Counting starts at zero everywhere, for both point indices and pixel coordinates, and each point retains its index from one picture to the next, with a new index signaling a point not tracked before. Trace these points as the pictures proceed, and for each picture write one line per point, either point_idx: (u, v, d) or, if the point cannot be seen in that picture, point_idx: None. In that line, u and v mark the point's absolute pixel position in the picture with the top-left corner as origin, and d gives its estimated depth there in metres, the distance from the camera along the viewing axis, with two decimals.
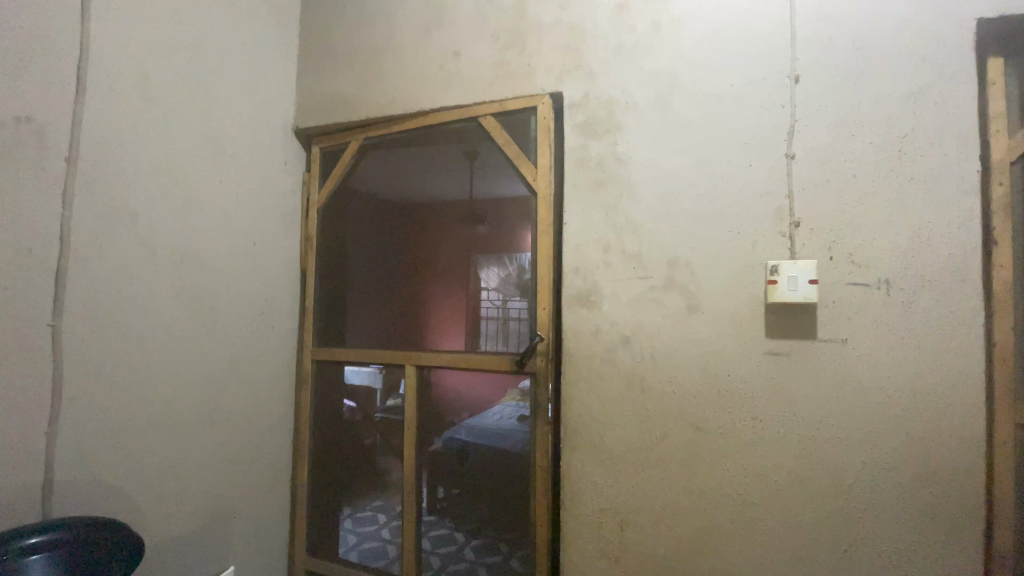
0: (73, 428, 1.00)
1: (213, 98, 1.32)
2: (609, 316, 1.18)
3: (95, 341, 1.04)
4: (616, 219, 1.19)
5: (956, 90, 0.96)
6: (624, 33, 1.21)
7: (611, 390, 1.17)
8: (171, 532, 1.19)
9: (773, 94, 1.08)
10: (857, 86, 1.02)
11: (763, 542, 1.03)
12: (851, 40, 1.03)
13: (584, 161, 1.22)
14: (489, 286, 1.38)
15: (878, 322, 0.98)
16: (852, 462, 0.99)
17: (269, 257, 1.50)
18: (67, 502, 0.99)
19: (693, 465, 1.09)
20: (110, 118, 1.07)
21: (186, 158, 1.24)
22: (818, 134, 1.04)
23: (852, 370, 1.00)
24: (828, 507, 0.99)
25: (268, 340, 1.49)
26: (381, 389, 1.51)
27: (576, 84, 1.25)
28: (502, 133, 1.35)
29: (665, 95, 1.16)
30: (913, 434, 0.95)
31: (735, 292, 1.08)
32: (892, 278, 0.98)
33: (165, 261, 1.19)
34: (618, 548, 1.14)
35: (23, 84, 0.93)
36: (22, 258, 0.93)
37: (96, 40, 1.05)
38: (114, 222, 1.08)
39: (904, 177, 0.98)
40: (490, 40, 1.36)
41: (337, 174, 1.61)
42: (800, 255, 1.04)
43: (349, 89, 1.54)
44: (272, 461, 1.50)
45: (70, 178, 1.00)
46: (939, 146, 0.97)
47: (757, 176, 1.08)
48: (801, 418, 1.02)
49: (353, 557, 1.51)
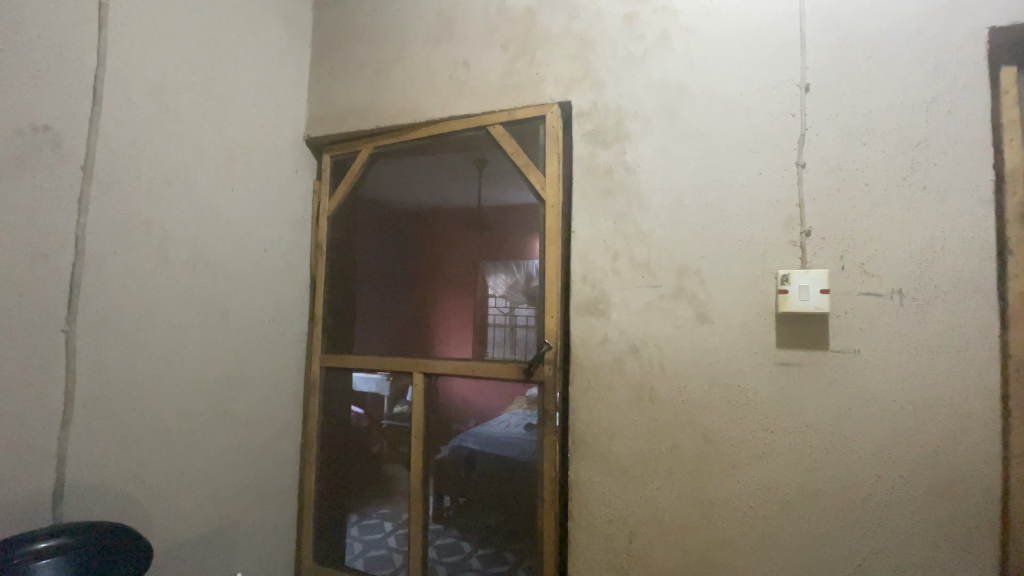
0: (84, 434, 1.01)
1: (227, 108, 1.34)
2: (617, 324, 1.17)
3: (109, 347, 1.06)
4: (625, 226, 1.18)
5: (969, 99, 0.95)
6: (634, 42, 1.21)
7: (620, 398, 1.16)
8: (180, 537, 1.20)
9: (783, 102, 1.07)
10: (868, 93, 1.02)
11: (774, 554, 1.01)
12: (863, 49, 1.03)
13: (593, 169, 1.23)
14: (497, 293, 1.40)
15: (890, 334, 0.97)
16: (867, 475, 0.97)
17: (280, 265, 1.52)
18: (77, 507, 0.99)
19: (703, 476, 1.07)
20: (125, 127, 1.09)
21: (199, 166, 1.26)
22: (828, 143, 1.04)
23: (866, 381, 0.98)
24: (841, 520, 0.98)
25: (277, 345, 1.50)
26: (389, 396, 1.51)
27: (585, 93, 1.25)
28: (511, 141, 1.36)
29: (674, 102, 1.16)
30: (928, 447, 0.94)
31: (746, 301, 1.07)
32: (904, 289, 0.97)
33: (178, 267, 1.21)
34: (626, 560, 1.12)
35: (40, 92, 0.95)
36: (38, 263, 0.94)
37: (112, 50, 1.07)
38: (128, 229, 1.10)
39: (916, 187, 0.97)
40: (500, 50, 1.37)
41: (347, 183, 1.62)
42: (811, 265, 1.03)
43: (360, 98, 1.55)
44: (281, 468, 1.50)
45: (85, 186, 1.02)
46: (952, 154, 0.95)
47: (766, 185, 1.08)
48: (812, 429, 1.00)
49: (358, 565, 1.50)
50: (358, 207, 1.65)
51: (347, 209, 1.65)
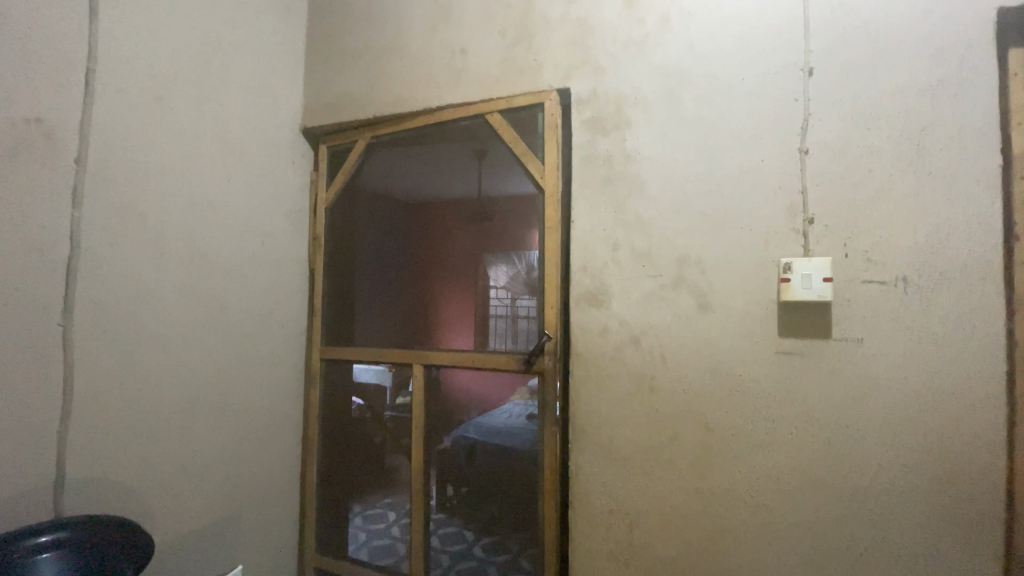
0: (85, 427, 1.01)
1: (222, 98, 1.33)
2: (617, 315, 1.16)
3: (108, 340, 1.05)
4: (624, 216, 1.17)
5: (976, 83, 0.93)
6: (634, 27, 1.19)
7: (620, 389, 1.15)
8: (183, 529, 1.21)
9: (786, 88, 1.05)
10: (872, 78, 0.99)
11: (775, 544, 1.01)
12: (867, 32, 1.00)
13: (592, 158, 1.21)
14: (498, 284, 1.38)
15: (894, 323, 0.96)
16: (869, 464, 0.96)
17: (279, 257, 1.51)
18: (79, 500, 1.00)
19: (703, 465, 1.07)
20: (120, 119, 1.08)
21: (195, 158, 1.25)
22: (832, 128, 1.02)
23: (868, 370, 0.97)
24: (841, 510, 0.97)
25: (276, 338, 1.49)
26: (391, 387, 1.51)
27: (584, 80, 1.23)
28: (509, 130, 1.34)
29: (675, 89, 1.14)
30: (931, 436, 0.93)
31: (747, 289, 1.06)
32: (909, 277, 0.95)
33: (175, 261, 1.20)
34: (627, 549, 1.13)
35: (32, 83, 0.94)
36: (33, 257, 0.94)
37: (104, 40, 1.06)
38: (124, 222, 1.09)
39: (922, 172, 0.95)
40: (497, 36, 1.34)
41: (344, 174, 1.60)
42: (814, 253, 1.01)
43: (357, 88, 1.53)
44: (282, 460, 1.51)
45: (79, 179, 1.01)
46: (958, 139, 0.93)
47: (769, 172, 1.06)
48: (814, 418, 1.00)
49: (364, 554, 1.52)
50: (356, 199, 1.64)
51: (345, 201, 1.64)
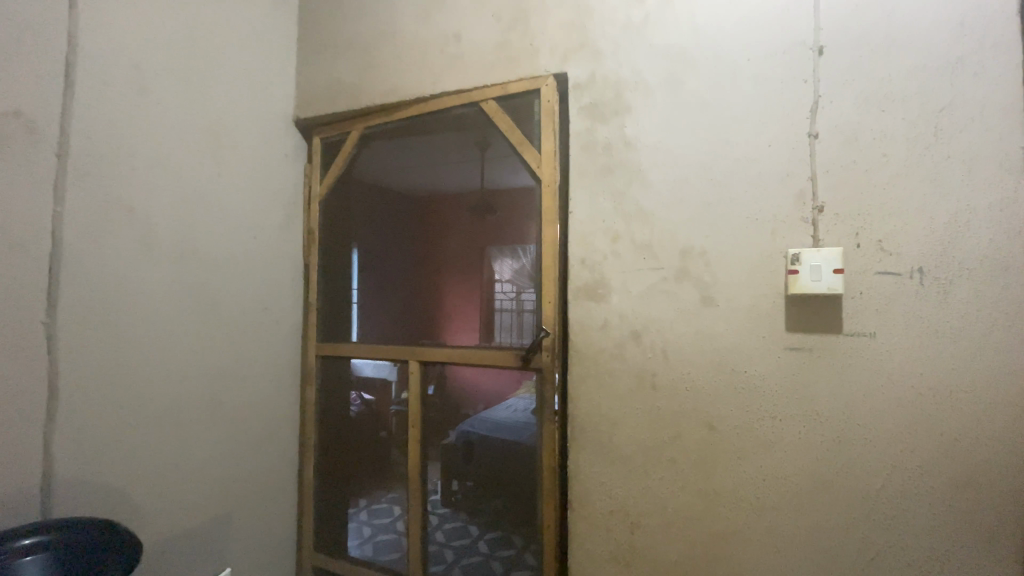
0: (72, 425, 0.99)
1: (211, 89, 1.29)
2: (617, 309, 1.12)
3: (94, 337, 1.03)
4: (625, 206, 1.12)
5: (999, 60, 0.87)
6: (634, 7, 1.14)
7: (621, 386, 1.11)
8: (176, 527, 1.20)
9: (794, 68, 1.00)
10: (886, 56, 0.93)
11: (780, 547, 0.97)
12: (881, 8, 0.94)
13: (591, 146, 1.16)
14: (503, 277, 1.34)
15: (909, 316, 0.91)
16: (881, 465, 0.92)
17: (273, 252, 1.49)
18: (66, 500, 0.98)
19: (707, 465, 1.03)
20: (103, 112, 1.05)
21: (183, 152, 1.22)
22: (843, 110, 0.96)
23: (880, 366, 0.92)
24: (851, 512, 0.93)
25: (271, 334, 1.47)
26: (397, 381, 1.47)
27: (582, 64, 1.18)
28: (504, 119, 1.29)
29: (677, 72, 1.09)
30: (948, 435, 0.88)
31: (752, 282, 1.01)
32: (925, 267, 0.90)
33: (164, 256, 1.18)
34: (628, 551, 1.09)
35: (9, 75, 0.91)
36: (15, 255, 0.92)
37: (86, 29, 1.03)
38: (110, 218, 1.06)
39: (939, 156, 0.90)
40: (492, 21, 1.30)
41: (338, 167, 1.57)
42: (824, 243, 0.96)
43: (350, 77, 1.49)
44: (279, 457, 1.49)
45: (61, 173, 0.98)
46: (979, 121, 0.88)
47: (775, 158, 1.00)
48: (824, 417, 0.95)
49: (369, 550, 1.50)
50: (352, 192, 1.61)
51: (341, 193, 1.60)
